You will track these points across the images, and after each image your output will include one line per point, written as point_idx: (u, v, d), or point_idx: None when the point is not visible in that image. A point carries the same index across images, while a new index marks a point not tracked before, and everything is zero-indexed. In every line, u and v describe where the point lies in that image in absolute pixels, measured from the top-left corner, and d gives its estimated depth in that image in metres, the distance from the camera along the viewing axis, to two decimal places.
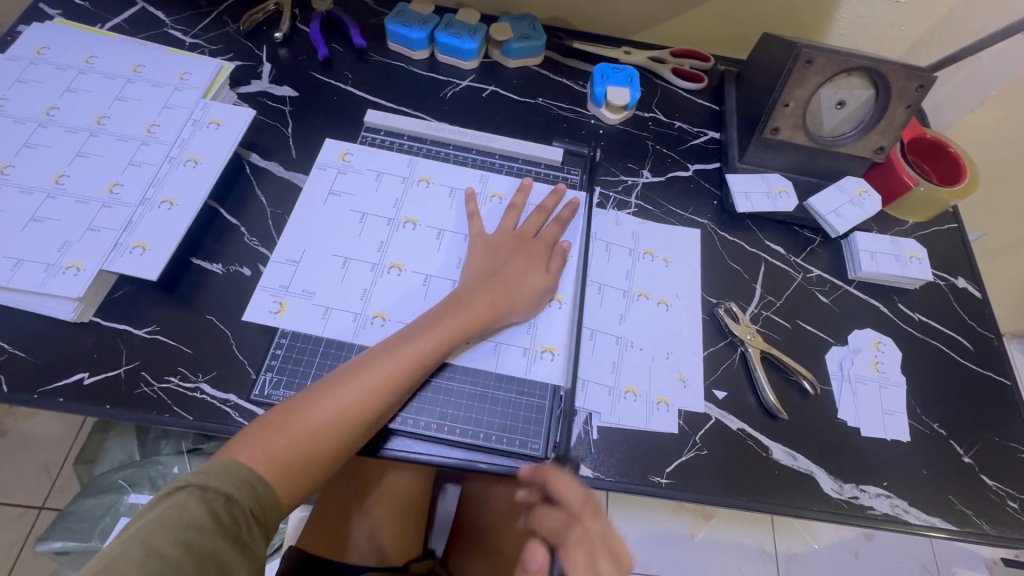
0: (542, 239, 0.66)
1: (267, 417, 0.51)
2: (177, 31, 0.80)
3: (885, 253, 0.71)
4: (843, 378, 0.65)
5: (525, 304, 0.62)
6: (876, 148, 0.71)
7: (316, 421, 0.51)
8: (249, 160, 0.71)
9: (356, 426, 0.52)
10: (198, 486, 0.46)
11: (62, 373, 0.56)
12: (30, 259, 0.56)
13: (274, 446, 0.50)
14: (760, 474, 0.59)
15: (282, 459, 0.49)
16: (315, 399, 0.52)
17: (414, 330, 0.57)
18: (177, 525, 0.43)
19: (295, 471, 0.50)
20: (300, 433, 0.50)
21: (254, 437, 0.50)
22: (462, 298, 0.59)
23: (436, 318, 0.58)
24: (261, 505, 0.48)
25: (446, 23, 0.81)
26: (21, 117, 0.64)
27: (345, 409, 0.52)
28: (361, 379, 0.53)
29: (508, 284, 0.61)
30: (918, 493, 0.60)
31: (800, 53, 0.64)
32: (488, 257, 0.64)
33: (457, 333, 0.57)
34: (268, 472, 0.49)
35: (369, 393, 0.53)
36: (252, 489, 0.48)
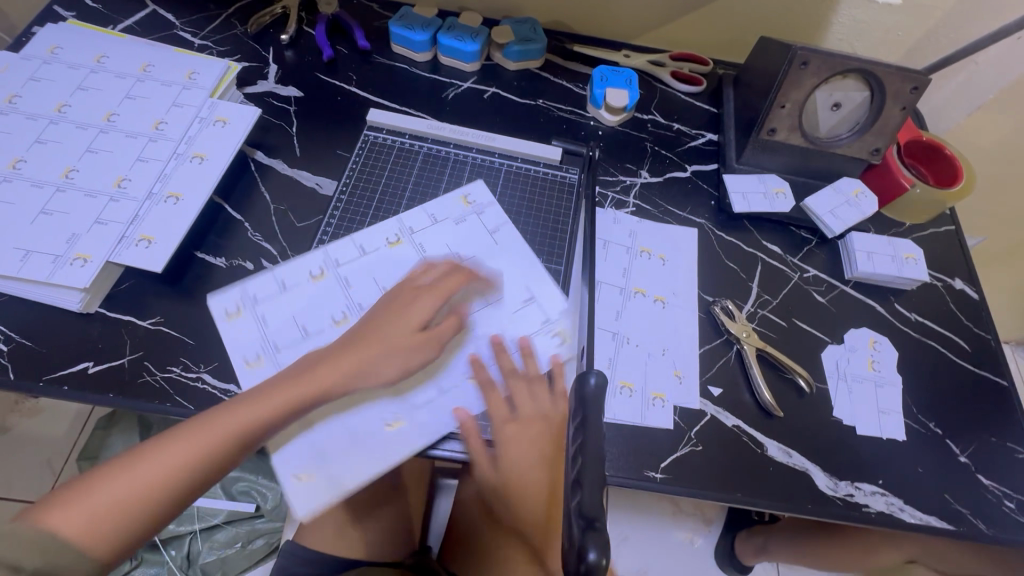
0: (455, 273, 0.60)
1: (87, 474, 0.44)
2: (186, 33, 0.82)
3: (882, 254, 0.72)
4: (838, 377, 0.65)
5: (421, 353, 0.54)
6: (871, 150, 0.72)
7: (154, 473, 0.44)
8: (254, 157, 0.72)
9: (202, 472, 0.46)
10: (9, 526, 0.38)
11: (67, 362, 0.57)
12: (39, 251, 0.57)
13: (96, 505, 0.42)
14: (755, 471, 0.60)
15: (93, 520, 0.42)
16: (150, 450, 0.45)
17: (296, 372, 0.52)
18: (2, 550, 0.37)
19: (103, 536, 0.42)
20: (109, 487, 0.43)
21: (40, 509, 0.42)
22: (360, 337, 0.54)
23: (329, 355, 0.53)
24: (160, 505, 0.43)
25: (449, 26, 0.83)
26: (33, 113, 0.65)
27: (190, 457, 0.46)
28: (215, 424, 0.47)
29: (400, 329, 0.55)
30: (913, 492, 0.60)
31: (795, 55, 0.65)
32: (393, 294, 0.57)
33: (350, 371, 0.52)
34: (73, 530, 0.41)
35: (234, 432, 0.48)
36: (155, 490, 0.43)
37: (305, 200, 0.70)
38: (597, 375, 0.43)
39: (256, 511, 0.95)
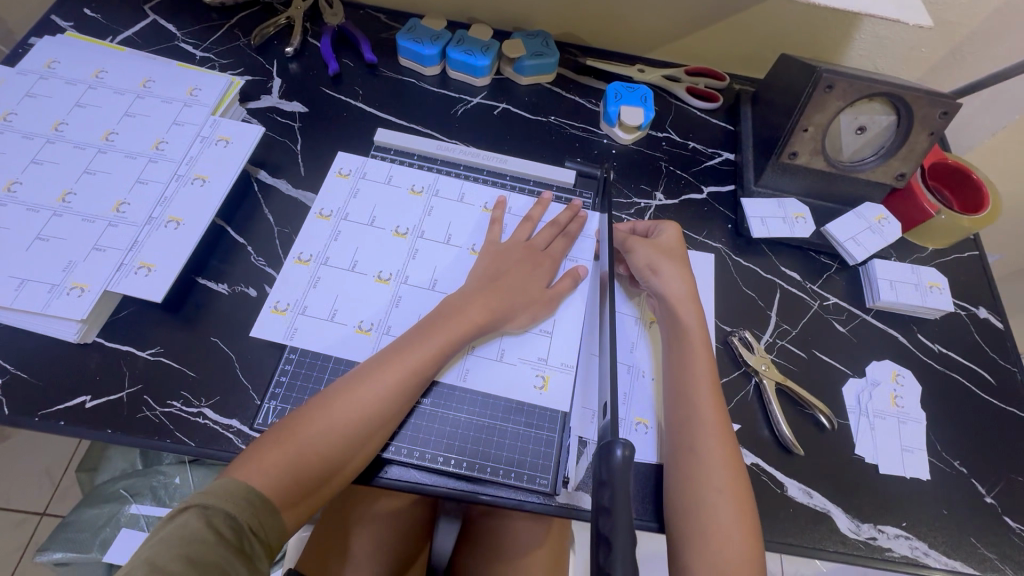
0: (551, 254, 0.65)
1: (269, 436, 0.50)
2: (187, 45, 0.79)
3: (905, 283, 0.70)
4: (860, 413, 0.63)
5: (530, 312, 0.61)
6: (896, 175, 0.69)
7: (318, 437, 0.50)
8: (257, 177, 0.70)
9: (365, 433, 0.51)
10: (198, 506, 0.44)
11: (63, 396, 0.55)
12: (34, 279, 0.55)
13: (280, 466, 0.48)
14: (776, 511, 0.58)
15: (285, 474, 0.48)
16: (313, 412, 0.51)
17: (410, 339, 0.56)
18: (181, 542, 0.42)
19: (295, 492, 0.48)
20: (290, 450, 0.49)
21: (240, 464, 0.48)
22: (455, 310, 0.58)
23: (432, 325, 0.57)
24: (261, 524, 0.46)
25: (458, 39, 0.80)
26: (29, 132, 0.63)
27: (349, 418, 0.51)
28: (361, 389, 0.52)
29: (509, 292, 0.60)
30: (937, 535, 0.58)
31: (821, 78, 0.63)
32: (493, 263, 0.63)
33: (452, 340, 0.56)
34: (267, 489, 0.47)
35: (376, 398, 0.52)
36: (252, 506, 0.45)
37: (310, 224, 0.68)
38: (626, 447, 0.36)
39: None
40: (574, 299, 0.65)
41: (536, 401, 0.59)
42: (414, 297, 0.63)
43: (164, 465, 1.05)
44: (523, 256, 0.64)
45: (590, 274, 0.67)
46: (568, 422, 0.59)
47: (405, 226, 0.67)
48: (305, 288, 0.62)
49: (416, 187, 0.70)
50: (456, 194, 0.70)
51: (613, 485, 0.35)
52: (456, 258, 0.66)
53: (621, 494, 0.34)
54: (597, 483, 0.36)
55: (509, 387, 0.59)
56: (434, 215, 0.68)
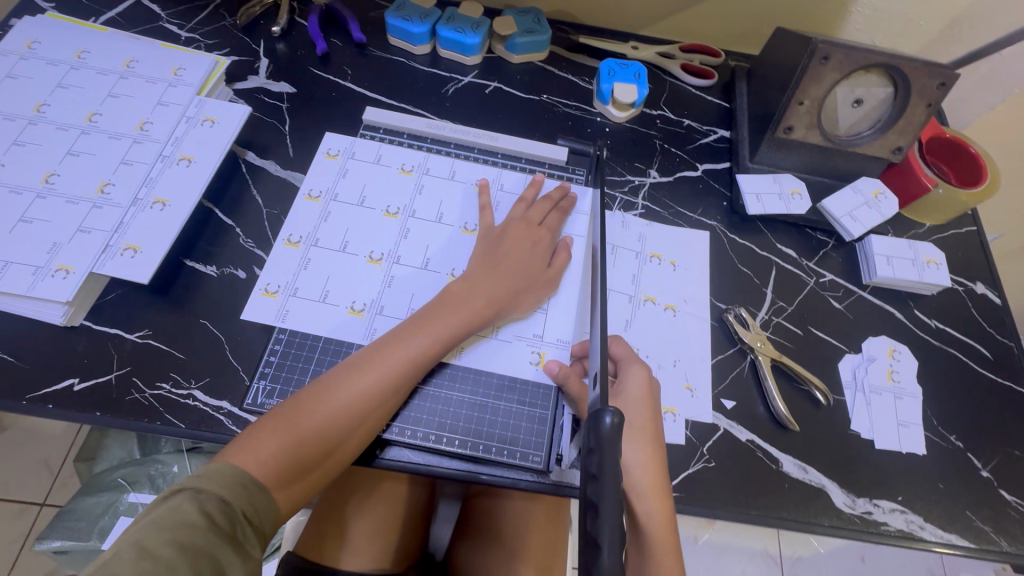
0: (547, 228, 0.64)
1: (264, 421, 0.49)
2: (172, 25, 0.78)
3: (901, 258, 0.69)
4: (856, 388, 0.63)
5: (534, 293, 0.60)
6: (894, 148, 0.68)
7: (315, 425, 0.49)
8: (245, 158, 0.69)
9: (361, 421, 0.51)
10: (191, 489, 0.43)
11: (51, 379, 0.54)
12: (18, 262, 0.54)
13: (276, 452, 0.47)
14: (771, 487, 0.57)
15: (281, 461, 0.47)
16: (309, 398, 0.50)
17: (409, 326, 0.54)
18: (172, 525, 0.41)
19: (291, 478, 0.48)
20: (285, 437, 0.48)
21: (235, 448, 0.48)
22: (454, 299, 0.56)
23: (432, 313, 0.55)
24: (254, 509, 0.45)
25: (448, 17, 0.79)
26: (10, 114, 0.62)
27: (346, 406, 0.50)
28: (358, 378, 0.51)
29: (508, 275, 0.59)
30: (933, 508, 0.58)
31: (816, 49, 0.61)
32: (488, 248, 0.61)
33: (452, 328, 0.55)
34: (262, 474, 0.47)
35: (372, 387, 0.51)
36: (245, 490, 0.45)
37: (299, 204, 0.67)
38: (614, 414, 0.35)
39: None
40: (569, 276, 0.64)
41: (530, 378, 0.58)
42: (407, 277, 0.62)
43: (161, 453, 1.05)
44: (521, 234, 0.62)
45: (584, 250, 0.66)
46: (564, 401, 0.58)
47: (395, 206, 0.66)
48: (296, 270, 0.61)
49: (406, 167, 0.69)
50: (447, 172, 0.69)
51: (601, 453, 0.34)
52: (447, 237, 0.65)
53: (608, 460, 0.33)
54: (586, 451, 0.36)
55: (505, 365, 0.59)
56: (425, 194, 0.67)
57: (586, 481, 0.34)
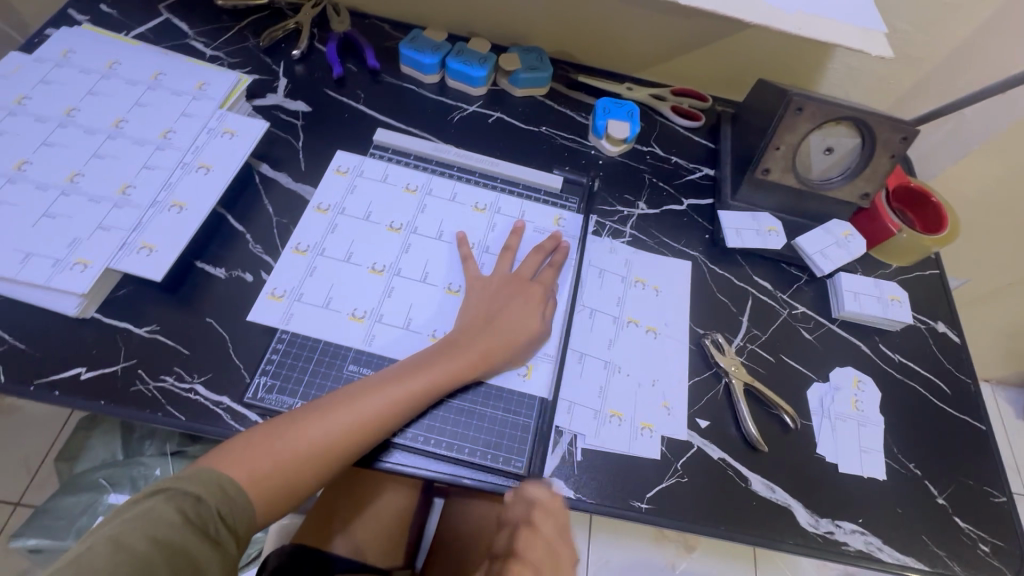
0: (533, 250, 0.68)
1: (254, 434, 0.52)
2: (199, 43, 0.83)
3: (868, 295, 0.74)
4: (822, 414, 0.67)
5: (524, 346, 0.62)
6: (861, 194, 0.74)
7: (302, 447, 0.52)
8: (259, 169, 0.73)
9: (341, 453, 0.53)
10: (164, 492, 0.46)
11: (60, 367, 0.57)
12: (40, 254, 0.58)
13: (261, 466, 0.50)
14: (740, 504, 0.61)
15: (271, 476, 0.50)
16: (304, 421, 0.53)
17: (410, 366, 0.57)
18: (147, 524, 0.43)
19: (271, 490, 0.51)
20: (277, 454, 0.51)
21: (224, 457, 0.50)
22: (453, 349, 0.59)
23: (433, 357, 0.58)
24: (232, 512, 0.48)
25: (457, 50, 0.85)
26: (42, 116, 0.66)
27: (331, 436, 0.52)
28: (353, 410, 0.54)
29: (506, 331, 0.62)
30: (891, 531, 0.61)
31: (791, 101, 0.67)
32: (486, 303, 0.64)
33: (449, 377, 0.58)
34: (247, 486, 0.49)
35: (357, 422, 0.53)
36: (225, 494, 0.48)
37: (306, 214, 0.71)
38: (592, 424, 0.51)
39: None
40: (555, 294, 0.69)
41: (518, 387, 0.62)
42: (406, 289, 0.66)
43: (145, 456, 1.05)
44: (512, 288, 0.65)
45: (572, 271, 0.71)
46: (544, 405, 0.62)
47: (399, 222, 0.70)
48: (302, 277, 0.65)
49: (410, 186, 0.74)
50: (448, 194, 0.74)
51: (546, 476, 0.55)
52: (446, 255, 0.69)
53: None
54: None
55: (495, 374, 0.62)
56: (427, 212, 0.72)
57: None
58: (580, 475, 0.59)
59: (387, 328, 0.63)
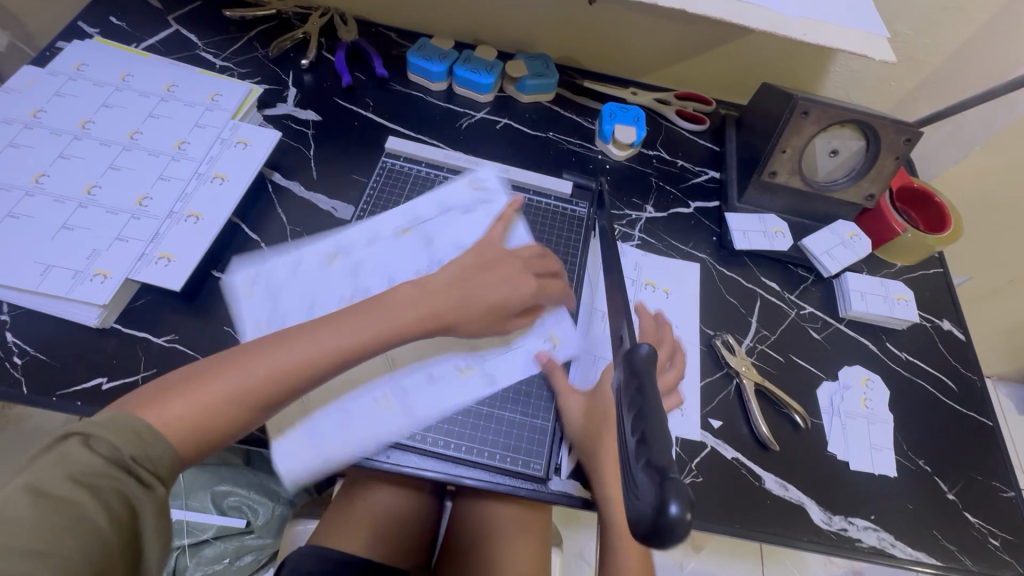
0: None
1: (181, 379, 0.49)
2: (208, 54, 0.84)
3: (874, 294, 0.75)
4: (833, 413, 0.68)
5: (492, 323, 0.60)
6: (866, 196, 0.76)
7: (225, 389, 0.49)
8: (272, 178, 0.74)
9: (263, 399, 0.50)
10: (78, 436, 0.42)
11: (81, 378, 0.57)
12: (60, 266, 0.58)
13: (180, 407, 0.47)
14: (754, 503, 0.61)
15: (189, 421, 0.47)
16: (228, 365, 0.50)
17: (345, 316, 0.55)
18: (65, 466, 0.41)
19: (191, 437, 0.47)
20: (196, 400, 0.48)
21: (140, 402, 0.47)
22: (398, 304, 0.56)
23: (368, 308, 0.55)
24: (147, 457, 0.44)
25: (465, 58, 0.86)
26: (57, 129, 0.67)
27: (258, 383, 0.49)
28: (281, 354, 0.51)
29: (469, 297, 0.59)
30: (903, 527, 0.62)
31: (797, 104, 0.69)
32: (463, 272, 0.60)
33: (385, 330, 0.54)
34: (165, 429, 0.46)
35: (283, 369, 0.50)
36: (138, 439, 0.44)
37: (320, 223, 0.72)
38: (648, 348, 0.43)
39: (246, 527, 1.01)
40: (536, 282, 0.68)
41: (540, 390, 0.63)
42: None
43: None
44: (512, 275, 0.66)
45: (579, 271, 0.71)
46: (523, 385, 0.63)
47: (408, 224, 0.70)
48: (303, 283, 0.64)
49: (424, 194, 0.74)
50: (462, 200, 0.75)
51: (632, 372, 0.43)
52: (454, 254, 0.68)
53: (654, 425, 0.37)
54: (625, 381, 0.42)
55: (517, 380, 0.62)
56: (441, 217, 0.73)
57: (633, 462, 0.36)
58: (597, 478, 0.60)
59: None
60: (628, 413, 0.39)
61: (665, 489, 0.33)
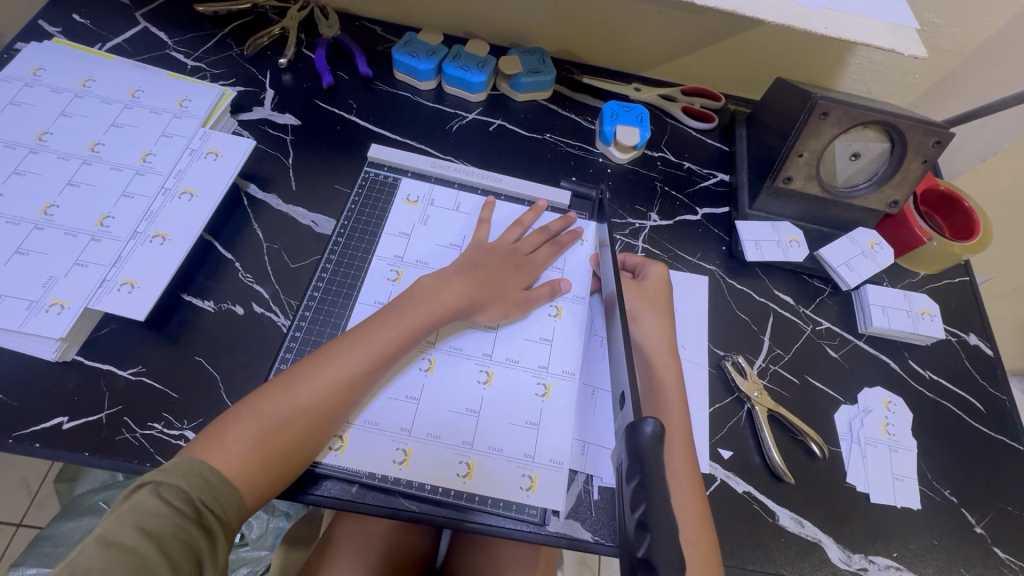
0: (541, 263, 0.64)
1: (232, 414, 0.47)
2: (179, 53, 0.78)
3: (897, 309, 0.70)
4: (852, 440, 0.63)
5: (502, 307, 0.60)
6: (889, 202, 0.70)
7: (280, 414, 0.47)
8: (248, 191, 0.69)
9: (322, 417, 0.49)
10: (152, 483, 0.42)
11: (41, 417, 0.53)
12: (13, 295, 0.54)
13: (239, 441, 0.45)
14: (767, 541, 0.57)
15: (253, 453, 0.45)
16: (279, 389, 0.49)
17: (386, 315, 0.54)
18: (135, 517, 0.40)
19: (259, 470, 0.46)
20: (255, 426, 0.46)
21: (201, 442, 0.46)
22: (427, 294, 0.56)
23: (403, 305, 0.55)
24: (216, 501, 0.43)
25: (455, 54, 0.80)
26: (11, 142, 0.62)
27: (317, 391, 0.49)
28: (327, 366, 0.50)
29: (485, 286, 0.59)
30: (927, 565, 0.58)
31: (816, 105, 0.63)
32: (477, 257, 0.62)
33: (423, 323, 0.55)
34: (227, 468, 0.44)
35: (333, 380, 0.50)
36: (207, 485, 0.43)
37: (299, 238, 0.67)
38: (655, 422, 0.36)
39: (240, 540, 0.97)
40: (551, 273, 0.66)
41: (535, 409, 0.57)
42: (435, 259, 0.65)
43: None
44: (515, 266, 0.62)
45: (580, 282, 0.66)
46: (551, 356, 0.60)
47: (415, 194, 0.70)
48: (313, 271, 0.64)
49: (411, 197, 0.69)
50: (452, 203, 0.70)
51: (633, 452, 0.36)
52: (465, 226, 0.68)
53: (660, 542, 0.30)
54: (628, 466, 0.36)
55: (510, 396, 0.57)
56: (430, 224, 0.68)
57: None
58: (597, 517, 0.55)
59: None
60: (630, 516, 0.33)
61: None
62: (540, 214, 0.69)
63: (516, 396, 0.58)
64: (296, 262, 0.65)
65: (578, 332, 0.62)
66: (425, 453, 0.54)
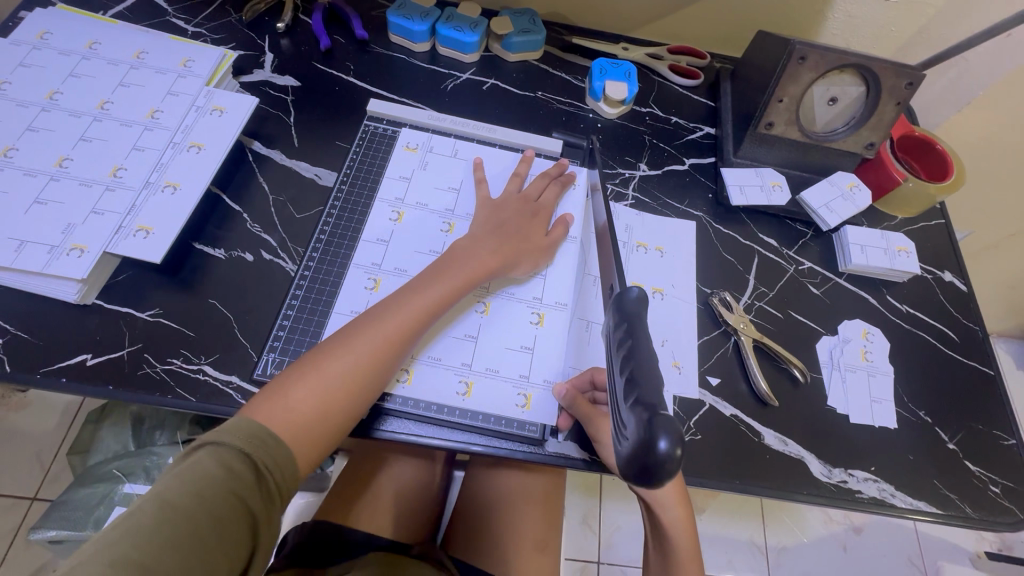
0: (543, 204, 0.67)
1: (286, 378, 0.49)
2: (179, 20, 0.80)
3: (875, 247, 0.73)
4: (833, 367, 0.67)
5: (531, 259, 0.63)
6: (866, 145, 0.73)
7: (334, 375, 0.50)
8: (251, 147, 0.72)
9: (372, 377, 0.51)
10: (212, 444, 0.43)
11: (65, 355, 0.56)
12: (34, 241, 0.56)
13: (297, 402, 0.47)
14: (753, 458, 0.61)
15: (311, 413, 0.48)
16: (331, 352, 0.51)
17: (426, 279, 0.57)
18: (191, 478, 0.41)
19: (316, 431, 0.48)
20: (313, 388, 0.48)
21: (259, 405, 0.47)
22: (462, 255, 0.59)
23: (440, 269, 0.58)
24: (276, 463, 0.45)
25: (447, 16, 0.82)
26: (23, 100, 0.64)
27: (370, 350, 0.52)
28: (376, 329, 0.52)
29: (510, 245, 0.62)
30: (903, 477, 0.62)
31: (794, 50, 0.66)
32: (492, 217, 0.64)
33: (460, 287, 0.57)
34: (285, 429, 0.46)
35: (382, 342, 0.52)
36: (266, 445, 0.44)
37: (303, 190, 0.70)
38: (638, 289, 0.43)
39: None
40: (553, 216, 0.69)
41: (531, 336, 0.61)
42: (435, 203, 0.69)
43: (156, 445, 1.01)
44: (518, 212, 0.65)
45: (577, 223, 0.69)
46: (544, 289, 0.64)
47: (415, 142, 0.73)
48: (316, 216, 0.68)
49: (410, 145, 0.72)
50: (450, 151, 0.73)
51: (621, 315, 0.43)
52: (464, 172, 0.71)
53: (641, 366, 0.38)
54: (615, 324, 0.43)
55: (509, 325, 0.61)
56: (429, 170, 0.71)
57: (623, 403, 0.38)
58: None
59: (392, 279, 0.63)
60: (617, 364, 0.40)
61: (653, 427, 0.34)
62: (532, 164, 0.72)
63: (513, 324, 0.61)
64: (302, 212, 0.68)
65: (572, 269, 0.66)
66: (433, 376, 0.57)
